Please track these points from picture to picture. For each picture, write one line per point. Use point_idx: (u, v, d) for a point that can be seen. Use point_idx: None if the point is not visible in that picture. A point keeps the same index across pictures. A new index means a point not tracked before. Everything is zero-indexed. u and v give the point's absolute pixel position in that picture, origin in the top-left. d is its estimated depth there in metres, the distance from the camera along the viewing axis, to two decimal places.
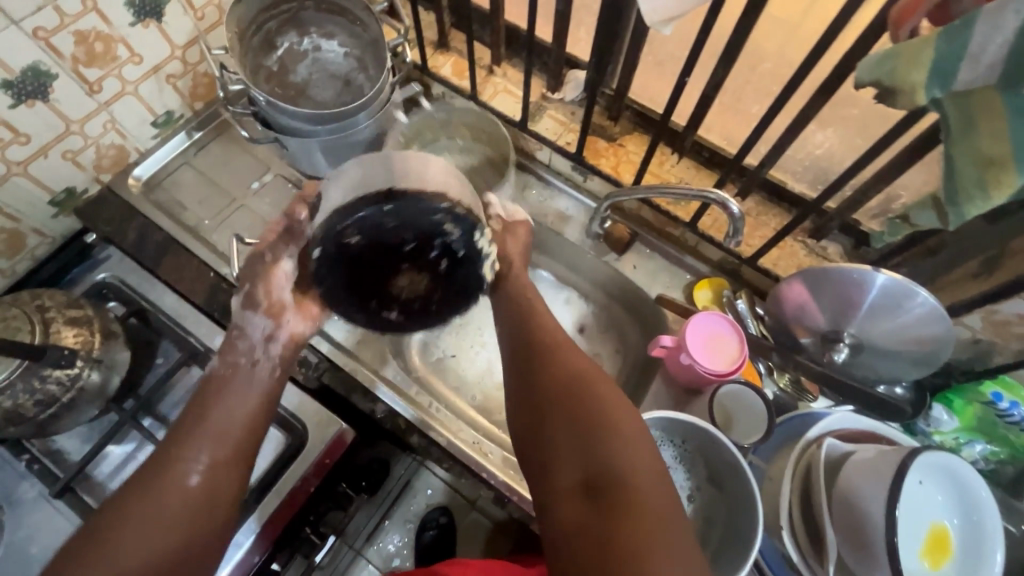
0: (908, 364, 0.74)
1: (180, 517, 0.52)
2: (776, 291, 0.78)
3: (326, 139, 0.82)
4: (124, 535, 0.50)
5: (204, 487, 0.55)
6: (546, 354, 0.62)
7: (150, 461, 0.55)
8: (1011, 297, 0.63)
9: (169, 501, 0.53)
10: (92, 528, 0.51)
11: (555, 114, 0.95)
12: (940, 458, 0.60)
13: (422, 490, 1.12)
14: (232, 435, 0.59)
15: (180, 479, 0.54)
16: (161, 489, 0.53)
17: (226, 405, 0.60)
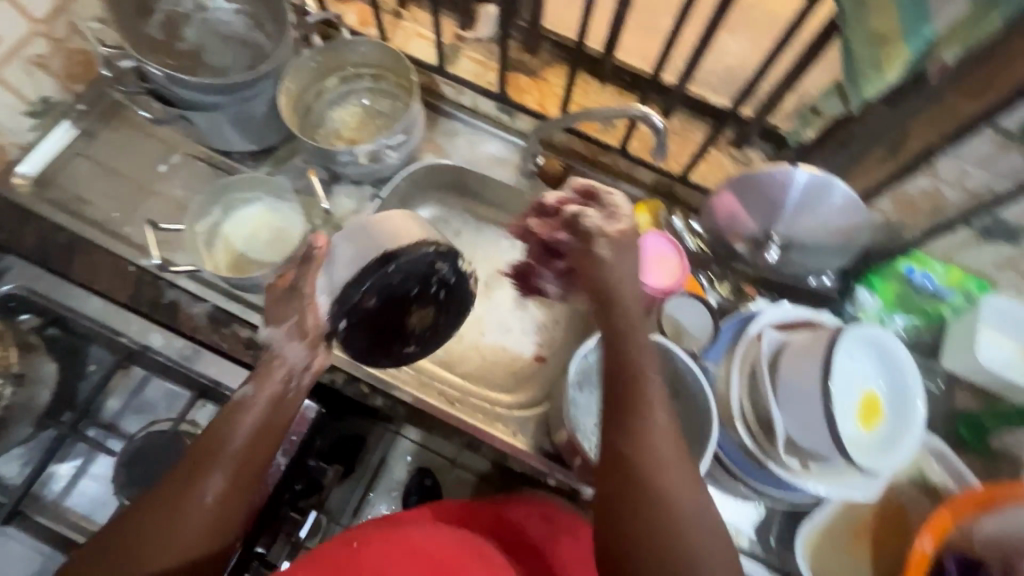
0: (832, 254, 0.79)
1: (195, 546, 0.51)
2: (707, 205, 0.81)
3: (233, 112, 0.78)
4: (146, 555, 0.50)
5: (214, 515, 0.53)
6: (638, 421, 0.52)
7: (167, 484, 0.53)
8: (914, 175, 0.67)
9: (181, 528, 0.51)
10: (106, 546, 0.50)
11: (473, 54, 0.92)
12: (862, 334, 0.65)
13: (400, 458, 1.12)
14: (248, 461, 0.56)
15: (194, 506, 0.52)
16: (176, 515, 0.51)
17: (249, 430, 0.57)
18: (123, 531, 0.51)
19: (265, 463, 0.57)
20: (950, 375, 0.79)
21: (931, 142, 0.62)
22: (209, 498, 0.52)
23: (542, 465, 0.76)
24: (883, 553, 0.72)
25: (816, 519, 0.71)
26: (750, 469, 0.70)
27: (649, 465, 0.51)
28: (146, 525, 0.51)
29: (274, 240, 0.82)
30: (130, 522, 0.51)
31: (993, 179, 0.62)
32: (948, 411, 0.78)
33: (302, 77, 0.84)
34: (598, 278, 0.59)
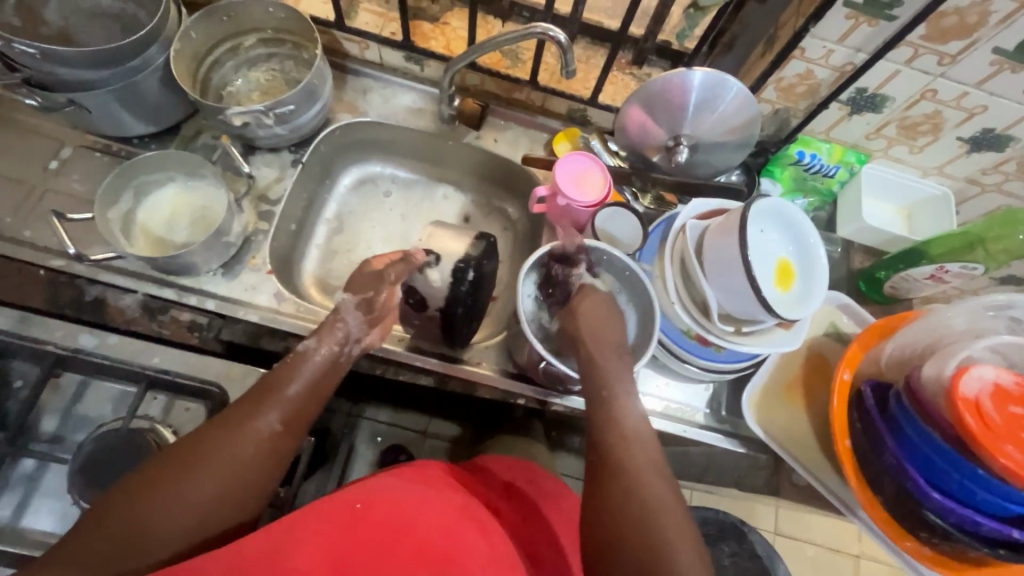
0: (733, 148, 0.87)
1: (245, 476, 0.55)
2: (619, 121, 0.86)
3: (119, 87, 0.74)
4: (198, 476, 0.53)
5: (265, 451, 0.57)
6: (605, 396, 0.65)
7: (226, 416, 0.58)
8: (790, 61, 0.74)
9: (235, 457, 0.55)
10: (171, 457, 0.54)
11: (370, 7, 0.90)
12: (766, 204, 0.73)
13: (370, 437, 1.13)
14: (302, 405, 0.61)
15: (252, 434, 0.57)
16: (237, 440, 0.56)
17: (303, 382, 0.63)
18: (176, 454, 0.54)
19: (314, 413, 0.63)
20: (845, 241, 0.91)
21: (798, 27, 0.69)
22: (265, 432, 0.57)
23: (510, 386, 0.80)
24: (814, 399, 0.82)
25: (755, 381, 0.81)
26: (693, 347, 0.78)
27: (603, 407, 0.64)
28: (203, 449, 0.54)
29: (195, 218, 0.79)
30: (185, 447, 0.55)
31: (852, 52, 0.70)
32: (848, 271, 0.90)
33: (211, 29, 0.81)
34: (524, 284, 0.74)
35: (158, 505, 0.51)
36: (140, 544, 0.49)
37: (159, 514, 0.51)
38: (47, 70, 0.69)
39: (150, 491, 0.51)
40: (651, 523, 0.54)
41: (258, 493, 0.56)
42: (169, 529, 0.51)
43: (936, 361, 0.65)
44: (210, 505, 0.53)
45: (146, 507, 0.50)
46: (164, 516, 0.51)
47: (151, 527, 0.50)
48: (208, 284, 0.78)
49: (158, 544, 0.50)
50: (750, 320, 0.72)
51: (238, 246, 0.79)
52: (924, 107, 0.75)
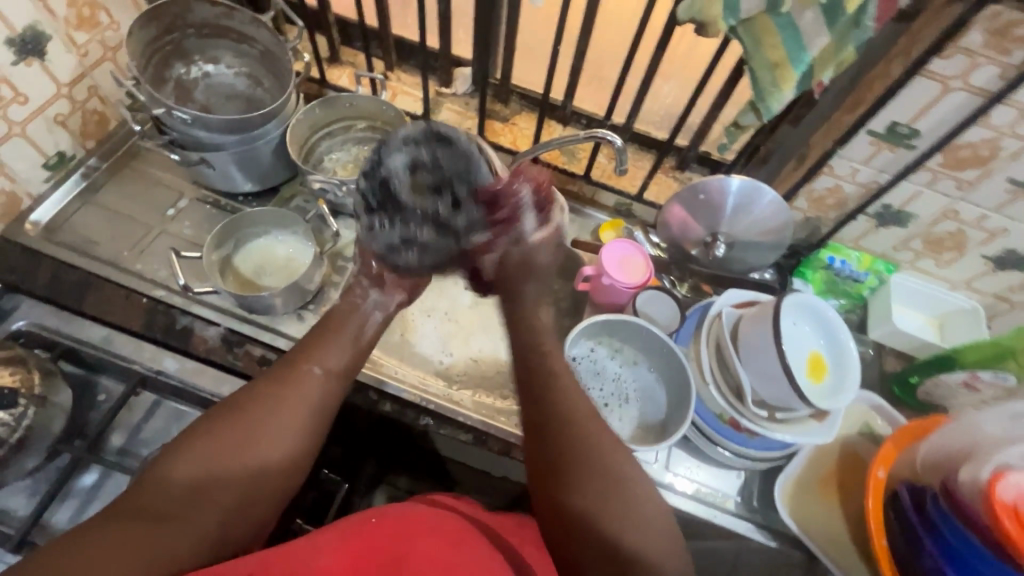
0: (766, 248, 0.94)
1: (286, 421, 0.64)
2: (662, 217, 0.96)
3: (240, 150, 0.88)
4: (246, 423, 0.62)
5: (301, 407, 0.65)
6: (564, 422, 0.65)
7: (275, 374, 0.67)
8: (819, 175, 0.83)
9: (276, 418, 0.63)
10: (226, 407, 0.64)
11: (453, 106, 1.06)
12: (798, 299, 0.78)
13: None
14: (328, 366, 0.71)
15: (298, 381, 0.67)
16: (287, 384, 0.66)
17: (323, 348, 0.72)
18: (201, 428, 0.61)
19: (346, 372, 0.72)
20: (877, 343, 0.95)
21: (827, 147, 0.79)
22: (309, 379, 0.68)
23: None
24: (847, 497, 0.81)
25: (788, 471, 0.82)
26: (727, 432, 0.80)
27: (560, 395, 0.67)
28: (238, 416, 0.62)
29: (281, 266, 0.90)
30: (232, 407, 0.63)
31: (876, 172, 0.79)
32: (880, 372, 0.93)
33: (333, 111, 0.98)
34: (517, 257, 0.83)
35: (213, 442, 0.60)
36: (197, 502, 0.56)
37: (213, 449, 0.59)
38: (190, 132, 0.84)
39: (216, 435, 0.60)
40: (619, 490, 0.60)
41: (305, 435, 0.65)
42: (221, 489, 0.58)
43: (971, 467, 0.65)
44: (249, 470, 0.60)
45: (204, 444, 0.59)
46: (230, 465, 0.59)
47: (203, 493, 0.57)
48: (281, 324, 0.87)
49: (211, 501, 0.57)
50: (782, 405, 0.74)
51: (314, 293, 0.88)
52: (947, 226, 0.82)
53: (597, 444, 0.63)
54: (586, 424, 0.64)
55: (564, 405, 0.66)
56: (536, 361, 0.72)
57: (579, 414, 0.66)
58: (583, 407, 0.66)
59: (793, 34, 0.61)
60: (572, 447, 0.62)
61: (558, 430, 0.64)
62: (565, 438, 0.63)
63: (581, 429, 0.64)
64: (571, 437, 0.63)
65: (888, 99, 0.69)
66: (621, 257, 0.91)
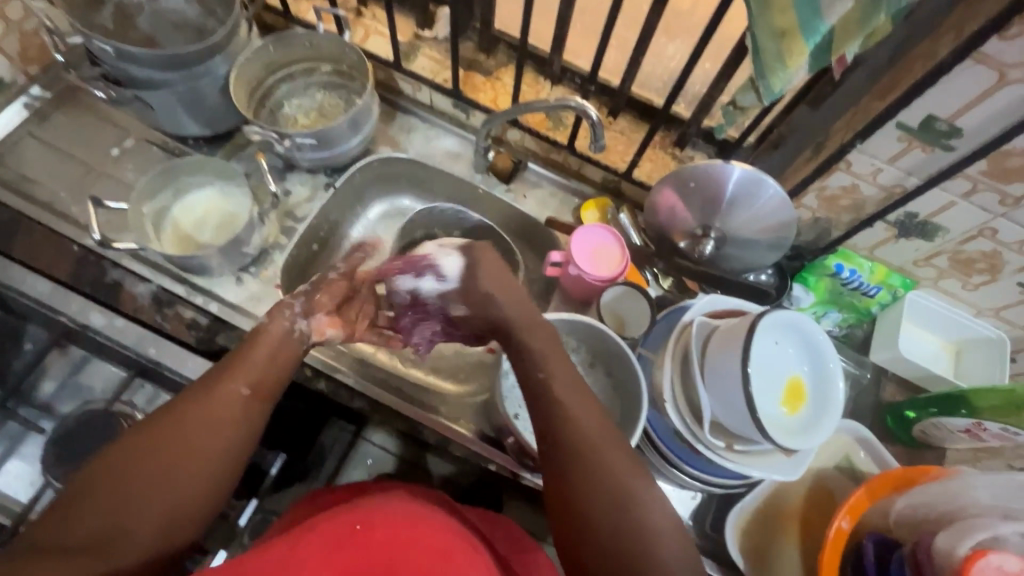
0: (764, 248, 0.81)
1: (211, 445, 0.53)
2: (649, 201, 0.84)
3: (182, 89, 0.79)
4: (162, 452, 0.51)
5: (226, 428, 0.55)
6: (579, 451, 0.56)
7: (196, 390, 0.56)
8: (835, 171, 0.70)
9: (197, 443, 0.53)
10: (137, 431, 0.52)
11: (430, 53, 0.94)
12: (782, 317, 0.67)
13: (360, 461, 0.90)
14: (271, 373, 0.61)
15: (222, 397, 0.56)
16: (208, 401, 0.55)
17: (264, 353, 0.61)
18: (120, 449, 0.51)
19: (286, 377, 0.63)
20: (877, 367, 0.84)
21: (846, 139, 0.65)
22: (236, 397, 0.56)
23: (483, 450, 0.76)
24: (809, 534, 0.74)
25: (746, 501, 0.74)
26: (685, 455, 0.71)
27: (560, 424, 0.58)
28: (150, 442, 0.51)
29: (222, 223, 0.83)
30: (144, 430, 0.52)
31: (902, 174, 0.65)
32: (876, 400, 0.83)
33: (291, 50, 0.87)
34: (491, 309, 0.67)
35: (123, 475, 0.49)
36: (120, 540, 0.48)
37: (125, 482, 0.49)
38: (120, 67, 0.75)
39: (127, 465, 0.50)
40: (633, 525, 0.52)
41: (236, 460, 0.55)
42: (149, 522, 0.49)
43: (950, 533, 0.57)
44: (184, 497, 0.51)
45: (113, 478, 0.49)
46: (150, 500, 0.49)
47: (125, 521, 0.48)
48: (218, 286, 0.81)
49: (137, 537, 0.48)
50: (744, 436, 0.66)
51: (254, 255, 0.82)
52: (981, 245, 0.69)
53: (610, 475, 0.55)
54: (597, 446, 0.56)
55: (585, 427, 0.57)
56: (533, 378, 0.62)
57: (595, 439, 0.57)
58: (600, 435, 0.57)
59: None
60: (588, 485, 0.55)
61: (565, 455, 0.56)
62: (574, 463, 0.56)
63: (596, 467, 0.55)
64: (584, 473, 0.55)
65: (926, 87, 0.55)
66: (591, 245, 0.81)
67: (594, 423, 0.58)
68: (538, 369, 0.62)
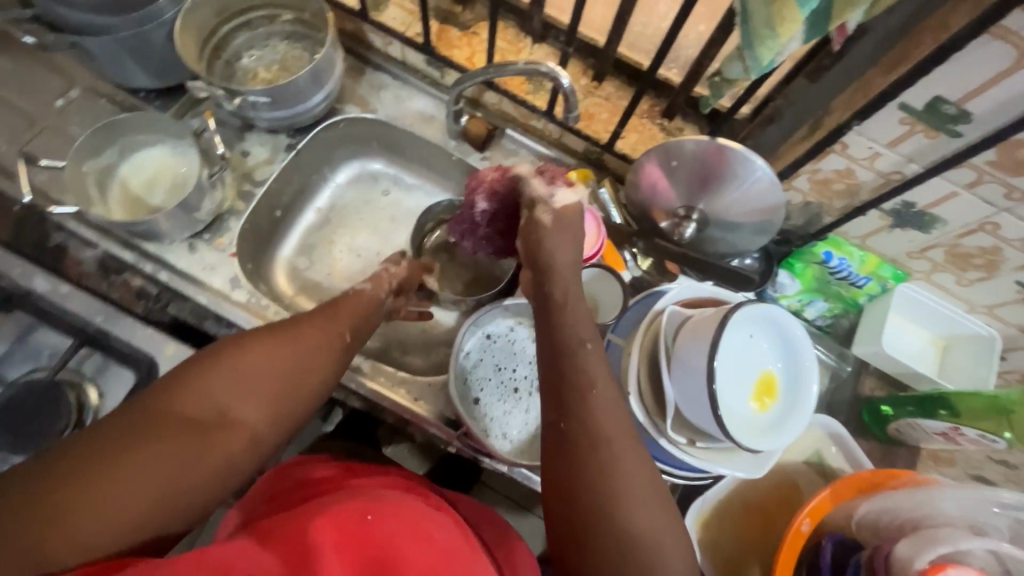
0: (751, 231, 0.76)
1: (309, 361, 0.55)
2: (632, 175, 0.77)
3: (126, 36, 0.71)
4: (272, 350, 0.53)
5: (321, 351, 0.56)
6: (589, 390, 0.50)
7: (307, 315, 0.59)
8: (829, 153, 0.64)
9: (293, 354, 0.54)
10: (251, 332, 0.54)
11: (402, 2, 0.86)
12: (759, 309, 0.63)
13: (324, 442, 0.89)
14: (358, 321, 0.62)
15: (329, 328, 0.58)
16: (317, 327, 0.57)
17: (359, 302, 0.64)
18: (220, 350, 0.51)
19: (368, 329, 0.64)
20: (858, 361, 0.81)
21: (845, 117, 0.59)
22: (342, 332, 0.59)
23: (440, 431, 0.74)
24: (769, 526, 0.73)
25: (708, 497, 0.72)
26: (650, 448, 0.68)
27: (568, 360, 0.52)
28: (260, 342, 0.53)
29: (173, 185, 0.78)
30: (257, 333, 0.54)
31: (902, 160, 0.60)
32: (853, 394, 0.80)
33: None
34: (532, 244, 0.60)
35: (232, 365, 0.50)
36: (222, 429, 0.48)
37: (232, 371, 0.50)
38: (51, 9, 0.69)
39: (235, 355, 0.51)
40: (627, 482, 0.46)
41: (326, 380, 0.56)
42: (245, 422, 0.49)
43: (913, 542, 0.54)
44: (276, 404, 0.52)
45: (223, 365, 0.50)
46: (248, 391, 0.50)
47: (227, 407, 0.49)
48: (169, 253, 0.77)
49: (237, 431, 0.48)
50: (707, 432, 0.63)
51: (207, 222, 0.77)
52: (979, 240, 0.64)
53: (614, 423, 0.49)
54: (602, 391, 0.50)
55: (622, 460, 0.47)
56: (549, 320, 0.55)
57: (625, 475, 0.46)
58: (621, 427, 0.49)
59: None
60: (606, 539, 0.44)
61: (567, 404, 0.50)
62: (574, 412, 0.49)
63: (613, 480, 0.46)
64: (590, 462, 0.47)
65: (936, 63, 0.49)
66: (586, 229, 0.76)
67: (631, 457, 0.47)
68: (580, 376, 0.51)
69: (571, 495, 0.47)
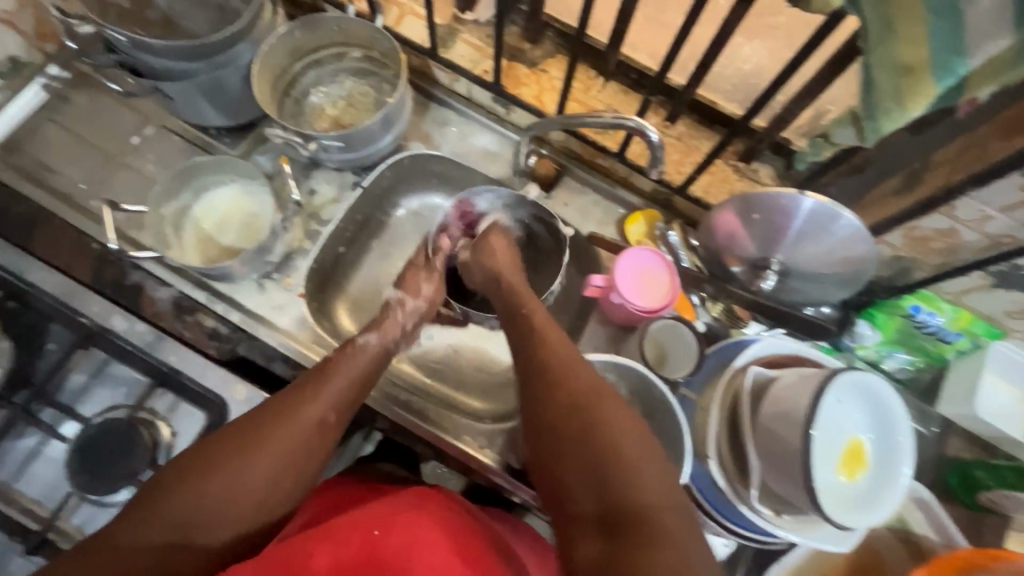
0: (834, 283, 0.72)
1: (276, 461, 0.53)
2: (707, 221, 0.74)
3: (204, 80, 0.72)
4: (236, 459, 0.52)
5: (288, 447, 0.54)
6: (585, 408, 0.50)
7: (275, 406, 0.56)
8: (931, 212, 0.61)
9: (256, 461, 0.52)
10: (212, 442, 0.53)
11: (470, 39, 0.86)
12: (854, 378, 0.60)
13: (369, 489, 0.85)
14: (344, 397, 0.60)
15: (301, 419, 0.56)
16: (288, 423, 0.55)
17: (343, 379, 0.61)
18: (201, 455, 0.52)
19: (357, 405, 0.61)
20: (944, 420, 0.77)
21: (954, 179, 0.56)
22: (314, 421, 0.56)
23: (506, 483, 0.74)
24: None
25: (785, 563, 0.69)
26: (729, 513, 0.65)
27: (561, 374, 0.54)
28: (219, 450, 0.52)
29: (245, 225, 0.79)
30: (218, 441, 0.53)
31: (1015, 225, 0.56)
32: (937, 455, 0.77)
33: (319, 35, 0.80)
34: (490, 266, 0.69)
35: (192, 490, 0.50)
36: (186, 547, 0.48)
37: (191, 495, 0.49)
38: (134, 55, 0.69)
39: (193, 474, 0.50)
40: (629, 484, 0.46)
41: (297, 475, 0.54)
42: (216, 536, 0.50)
43: None
44: (240, 514, 0.51)
45: (184, 489, 0.50)
46: (208, 508, 0.50)
47: (189, 527, 0.49)
48: (240, 293, 0.79)
49: (203, 550, 0.49)
50: (793, 504, 0.60)
51: (276, 262, 0.78)
52: None
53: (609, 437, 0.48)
54: (594, 398, 0.51)
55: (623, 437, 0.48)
56: (536, 349, 0.57)
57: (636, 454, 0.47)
58: (629, 429, 0.49)
59: (950, 24, 0.39)
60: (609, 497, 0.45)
61: (559, 423, 0.51)
62: (569, 422, 0.50)
63: (614, 480, 0.46)
64: (590, 462, 0.48)
65: None
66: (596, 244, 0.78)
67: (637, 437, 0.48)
68: (570, 391, 0.52)
69: (579, 461, 0.49)
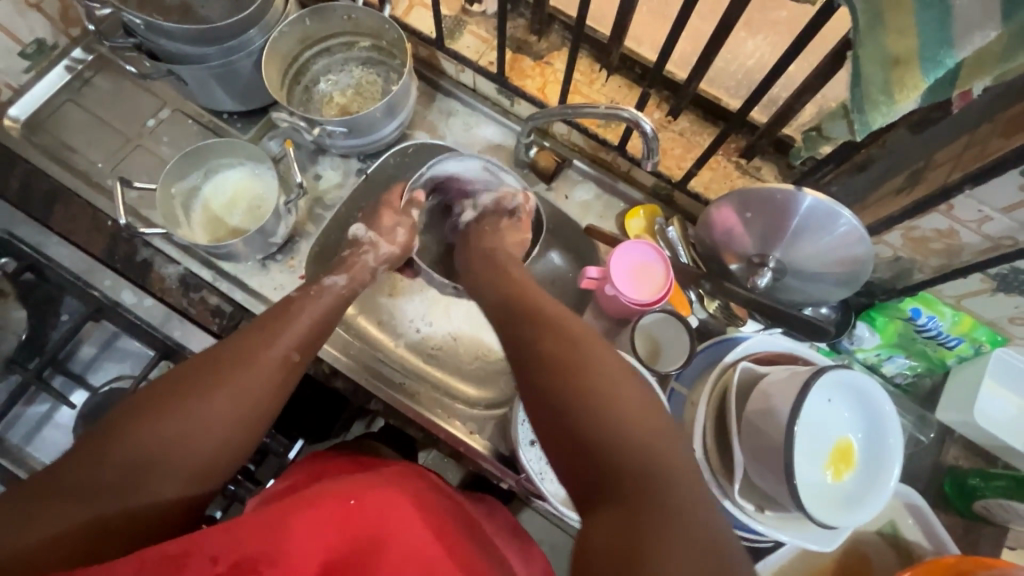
0: (830, 282, 0.71)
1: (238, 405, 0.54)
2: (706, 216, 0.73)
3: (216, 65, 0.75)
4: (195, 400, 0.52)
5: (251, 393, 0.55)
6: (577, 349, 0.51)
7: (235, 350, 0.57)
8: (931, 212, 0.60)
9: (216, 403, 0.53)
10: (173, 384, 0.53)
11: (476, 30, 0.87)
12: (844, 375, 0.59)
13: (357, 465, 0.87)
14: (307, 340, 0.62)
15: (263, 361, 0.57)
16: (252, 365, 0.56)
17: (308, 322, 0.63)
18: (159, 394, 0.52)
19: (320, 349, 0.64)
20: (943, 426, 0.76)
21: (953, 178, 0.54)
22: (278, 360, 0.57)
23: (495, 469, 0.75)
24: None
25: (770, 561, 0.69)
26: None
27: (547, 327, 0.54)
28: (180, 392, 0.52)
29: (252, 207, 0.81)
30: (179, 382, 0.53)
31: (1015, 226, 0.55)
32: (933, 462, 0.76)
33: (328, 24, 0.82)
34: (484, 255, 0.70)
35: (148, 429, 0.50)
36: (139, 486, 0.48)
37: (146, 434, 0.49)
38: (152, 40, 0.72)
39: (150, 415, 0.50)
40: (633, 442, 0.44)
41: (260, 420, 0.55)
42: (169, 478, 0.49)
43: None
44: (197, 456, 0.51)
45: (139, 430, 0.49)
46: (167, 449, 0.50)
47: (147, 466, 0.49)
48: (244, 272, 0.81)
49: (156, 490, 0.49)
50: (777, 501, 0.60)
51: (280, 244, 0.80)
52: None
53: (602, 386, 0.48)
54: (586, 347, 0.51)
55: (603, 385, 0.48)
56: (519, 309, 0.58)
57: (631, 411, 0.46)
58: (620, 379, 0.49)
59: (940, 14, 0.38)
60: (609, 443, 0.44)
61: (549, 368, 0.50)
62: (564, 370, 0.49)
63: (616, 426, 0.45)
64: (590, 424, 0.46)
65: None
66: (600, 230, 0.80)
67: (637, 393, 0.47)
68: (561, 350, 0.51)
69: (571, 416, 0.47)
